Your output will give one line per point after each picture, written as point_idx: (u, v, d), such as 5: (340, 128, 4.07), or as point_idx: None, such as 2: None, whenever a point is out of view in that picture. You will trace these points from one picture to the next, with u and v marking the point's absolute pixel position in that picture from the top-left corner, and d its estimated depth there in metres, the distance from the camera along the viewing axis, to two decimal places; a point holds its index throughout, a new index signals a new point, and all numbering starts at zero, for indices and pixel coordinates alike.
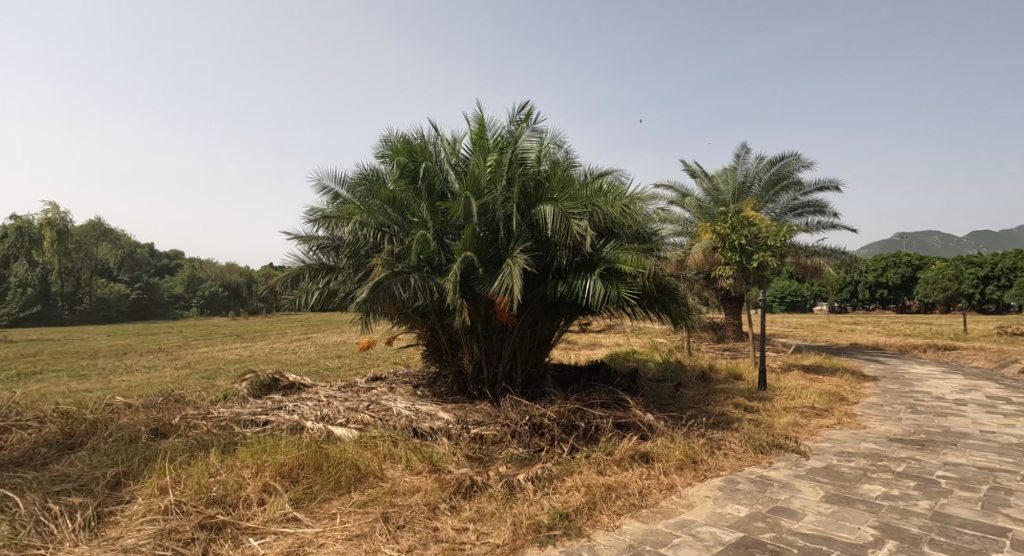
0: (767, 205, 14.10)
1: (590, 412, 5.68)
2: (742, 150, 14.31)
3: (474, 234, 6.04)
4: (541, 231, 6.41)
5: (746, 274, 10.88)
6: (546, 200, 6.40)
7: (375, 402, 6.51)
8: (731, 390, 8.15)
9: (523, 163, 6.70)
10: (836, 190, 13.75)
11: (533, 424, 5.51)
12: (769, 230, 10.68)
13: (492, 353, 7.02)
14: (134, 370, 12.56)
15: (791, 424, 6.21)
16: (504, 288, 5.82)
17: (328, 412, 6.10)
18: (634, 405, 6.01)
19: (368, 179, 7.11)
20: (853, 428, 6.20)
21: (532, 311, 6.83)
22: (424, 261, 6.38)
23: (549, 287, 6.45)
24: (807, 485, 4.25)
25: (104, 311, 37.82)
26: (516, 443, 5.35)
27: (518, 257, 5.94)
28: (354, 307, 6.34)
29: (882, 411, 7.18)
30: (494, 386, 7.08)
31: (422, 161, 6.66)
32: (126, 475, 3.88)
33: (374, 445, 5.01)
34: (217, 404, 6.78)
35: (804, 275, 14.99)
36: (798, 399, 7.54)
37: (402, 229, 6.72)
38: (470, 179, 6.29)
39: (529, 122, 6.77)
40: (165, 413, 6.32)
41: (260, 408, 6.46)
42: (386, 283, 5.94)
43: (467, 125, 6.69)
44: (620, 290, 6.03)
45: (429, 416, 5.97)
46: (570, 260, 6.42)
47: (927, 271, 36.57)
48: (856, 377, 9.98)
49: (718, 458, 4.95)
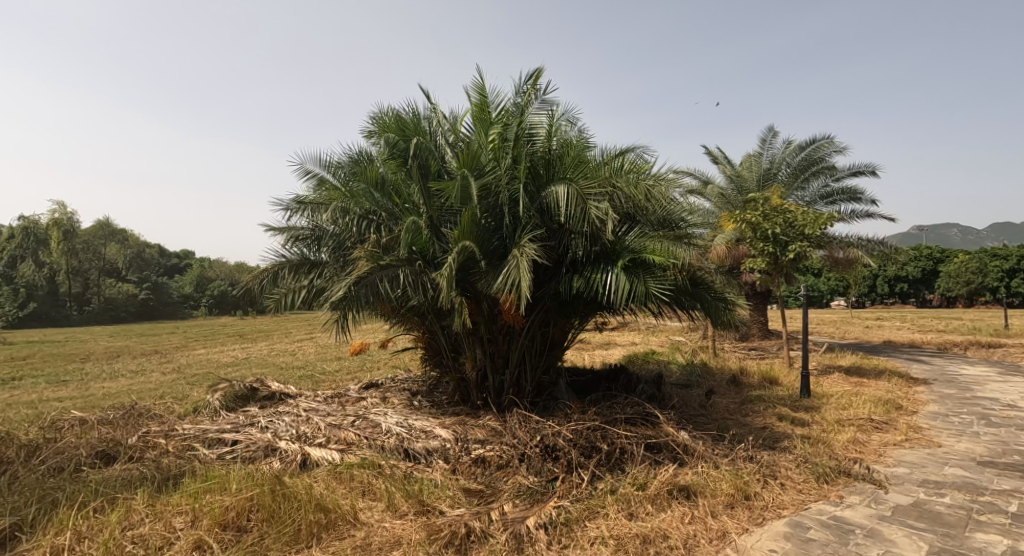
0: (796, 192, 13.07)
1: (614, 431, 4.75)
2: (767, 134, 13.28)
3: (472, 220, 5.10)
4: (553, 216, 5.50)
5: (779, 267, 9.89)
6: (558, 179, 5.48)
7: (362, 417, 5.66)
8: (770, 398, 7.15)
9: (531, 140, 5.77)
10: (871, 175, 12.66)
11: (545, 446, 4.61)
12: (807, 216, 9.53)
13: (498, 357, 6.13)
14: (119, 374, 11.87)
15: (851, 442, 5.23)
16: (509, 283, 4.90)
17: (307, 431, 5.26)
18: (665, 421, 5.08)
19: (354, 162, 6.23)
20: (927, 447, 5.21)
21: (543, 310, 5.90)
22: (416, 253, 5.49)
23: (563, 282, 5.51)
24: (901, 534, 3.32)
25: (111, 311, 37.47)
26: (525, 470, 4.46)
27: (527, 246, 5.03)
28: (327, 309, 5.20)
29: (952, 424, 6.15)
30: (500, 395, 6.19)
31: (413, 137, 5.63)
32: (21, 528, 3.06)
33: (350, 476, 4.12)
34: (185, 420, 5.97)
35: (836, 267, 13.88)
36: (851, 409, 6.54)
37: (391, 216, 5.84)
38: (466, 154, 5.32)
39: (537, 92, 5.78)
40: (121, 432, 5.52)
41: (231, 425, 5.65)
42: (369, 280, 5.05)
43: (466, 96, 5.73)
44: (649, 285, 5.09)
45: (424, 435, 5.13)
46: (587, 251, 5.50)
47: (954, 264, 34.94)
48: (906, 381, 8.91)
49: (774, 490, 4.01)
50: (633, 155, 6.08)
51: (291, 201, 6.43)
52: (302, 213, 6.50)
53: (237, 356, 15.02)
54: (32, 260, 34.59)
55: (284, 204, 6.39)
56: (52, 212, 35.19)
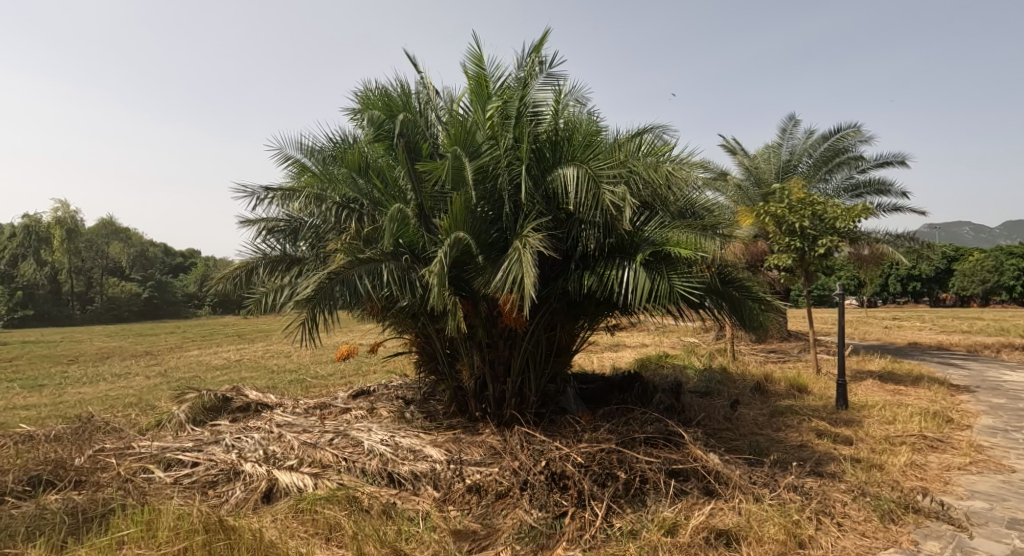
0: (819, 185, 12.28)
1: (633, 455, 4.06)
2: (788, 124, 12.47)
3: (466, 207, 4.39)
4: (561, 203, 4.78)
5: (806, 263, 9.11)
6: (567, 162, 4.75)
7: (343, 433, 4.97)
8: (802, 410, 6.38)
9: (535, 120, 5.04)
10: (900, 166, 11.84)
11: (551, 473, 3.91)
12: (839, 208, 8.74)
13: (499, 364, 5.40)
14: (100, 378, 11.26)
15: (910, 466, 4.45)
16: (510, 280, 4.17)
17: (277, 451, 4.58)
18: (691, 442, 4.36)
19: (334, 144, 5.49)
20: (1000, 472, 4.44)
21: (550, 310, 5.19)
22: (403, 247, 4.77)
23: (573, 280, 4.79)
24: None
25: (115, 310, 36.86)
26: (529, 501, 3.76)
27: (532, 237, 4.31)
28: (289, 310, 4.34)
29: (1018, 442, 5.36)
30: (501, 407, 5.49)
31: (400, 114, 4.91)
32: None
33: (315, 515, 3.45)
34: (145, 436, 5.31)
35: (860, 264, 13.04)
36: (898, 424, 5.76)
37: (376, 205, 5.15)
38: (459, 131, 4.60)
39: (543, 65, 5.05)
40: (69, 451, 4.87)
41: (193, 442, 4.98)
42: (346, 277, 4.36)
43: (462, 67, 5.00)
44: (673, 283, 4.36)
45: (412, 457, 4.44)
46: (599, 245, 4.76)
47: (972, 262, 33.90)
48: (947, 388, 8.09)
49: (831, 533, 3.28)
50: (652, 136, 5.31)
51: (259, 188, 5.68)
52: (271, 202, 5.76)
53: (229, 358, 14.38)
54: (33, 259, 34.36)
55: (251, 191, 5.64)
56: (54, 210, 34.63)
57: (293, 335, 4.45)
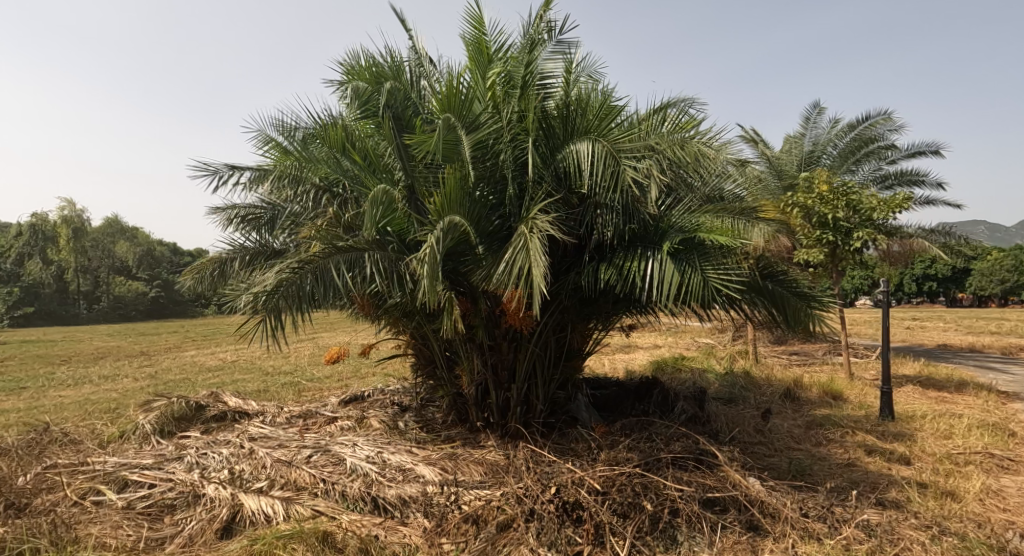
0: (846, 177, 11.54)
1: (660, 482, 3.41)
2: (812, 112, 11.73)
3: (460, 188, 3.77)
4: (574, 183, 4.15)
5: (837, 258, 8.45)
6: (580, 137, 4.10)
7: (324, 449, 4.35)
8: (844, 422, 5.69)
9: (544, 93, 4.39)
10: (933, 156, 11.09)
11: (564, 503, 3.26)
12: (875, 198, 8.07)
13: (502, 368, 4.77)
14: (87, 380, 10.74)
15: (987, 493, 3.76)
16: (515, 272, 3.53)
17: (246, 472, 3.96)
18: (727, 465, 3.70)
19: (310, 120, 4.85)
20: None
21: (560, 308, 4.57)
22: (389, 235, 4.16)
23: (587, 273, 4.16)
24: None
25: (121, 310, 36.68)
26: (536, 537, 3.10)
27: (540, 221, 3.69)
28: (250, 306, 3.70)
29: None
30: (505, 417, 4.86)
31: (388, 84, 4.30)
32: None
33: None
34: (103, 451, 4.71)
35: (889, 261, 12.31)
36: (956, 439, 5.06)
37: (361, 188, 4.54)
38: (455, 101, 3.98)
39: (555, 29, 4.36)
40: (14, 467, 4.28)
41: (155, 459, 4.37)
42: (319, 268, 3.74)
43: (461, 33, 4.37)
44: (707, 274, 3.69)
45: (400, 479, 3.80)
46: (618, 232, 4.13)
47: (989, 262, 32.84)
48: (996, 395, 7.34)
49: None
50: (677, 110, 4.63)
51: (224, 167, 5.07)
52: (238, 183, 5.15)
53: (225, 359, 13.83)
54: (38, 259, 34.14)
55: (213, 169, 5.03)
56: (60, 209, 34.23)
57: (256, 335, 3.83)
